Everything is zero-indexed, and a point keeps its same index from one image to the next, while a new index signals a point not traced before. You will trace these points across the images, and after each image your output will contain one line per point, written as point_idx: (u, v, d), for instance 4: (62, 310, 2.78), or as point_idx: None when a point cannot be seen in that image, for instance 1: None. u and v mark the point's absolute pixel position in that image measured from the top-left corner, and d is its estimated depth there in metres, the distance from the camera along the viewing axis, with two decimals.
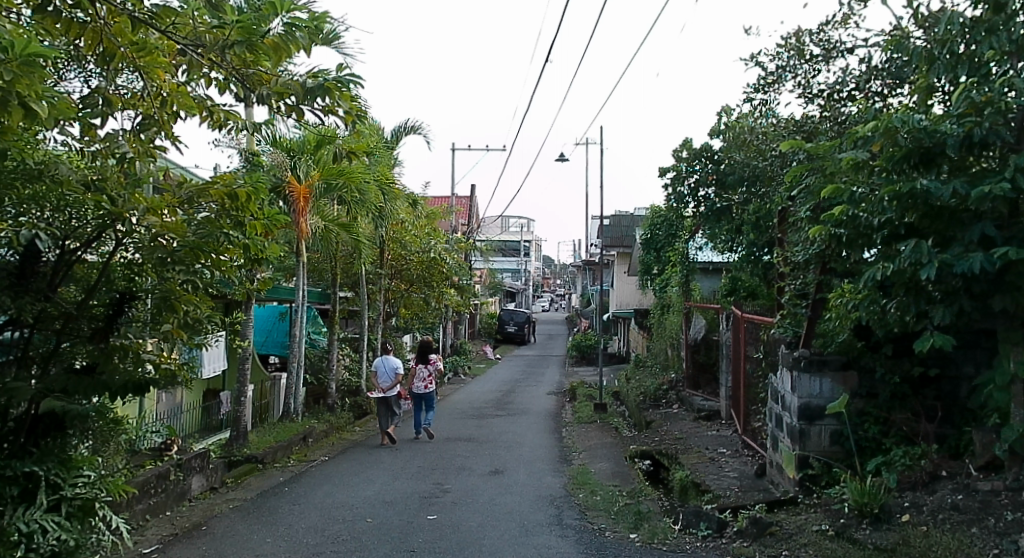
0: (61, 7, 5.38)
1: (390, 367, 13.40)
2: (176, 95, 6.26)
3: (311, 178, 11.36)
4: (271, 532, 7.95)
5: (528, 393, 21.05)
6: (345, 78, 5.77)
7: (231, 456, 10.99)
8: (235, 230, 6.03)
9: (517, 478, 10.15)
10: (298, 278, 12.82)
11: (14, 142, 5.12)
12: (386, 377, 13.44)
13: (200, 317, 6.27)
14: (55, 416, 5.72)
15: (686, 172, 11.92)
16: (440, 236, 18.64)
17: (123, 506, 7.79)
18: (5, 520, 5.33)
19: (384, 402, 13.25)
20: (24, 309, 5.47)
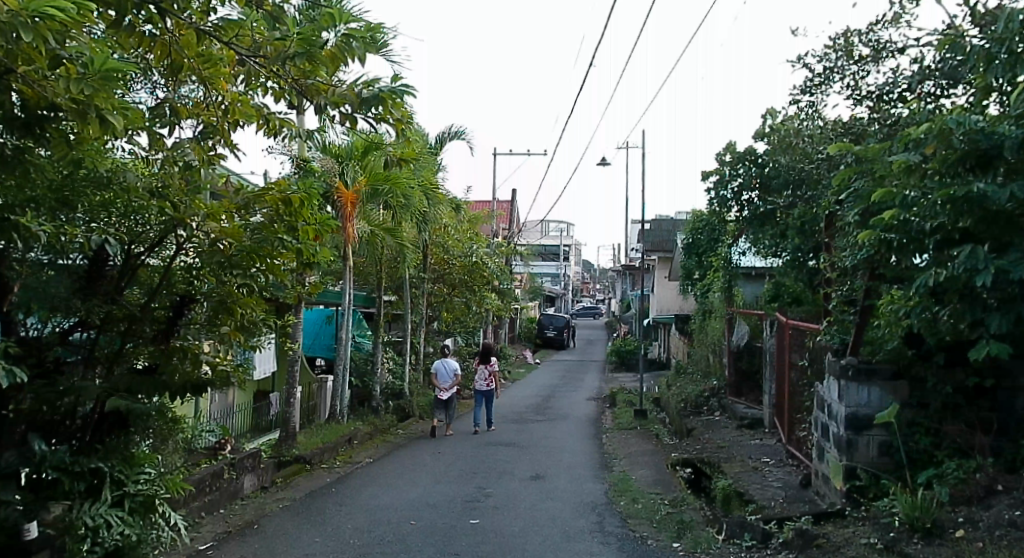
0: (133, 20, 5.57)
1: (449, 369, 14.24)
2: (236, 104, 6.49)
3: (358, 183, 11.62)
4: (319, 532, 8.11)
5: (568, 398, 21.08)
6: (399, 88, 5.86)
7: (281, 456, 11.22)
8: (288, 235, 6.13)
9: (558, 484, 10.20)
10: (345, 281, 13.00)
11: (88, 151, 5.32)
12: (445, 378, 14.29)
13: (257, 319, 6.51)
14: (121, 415, 5.90)
15: (730, 176, 11.74)
16: (482, 240, 18.76)
17: (181, 503, 8.08)
18: (74, 514, 5.60)
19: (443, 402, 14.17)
20: (92, 312, 5.69)
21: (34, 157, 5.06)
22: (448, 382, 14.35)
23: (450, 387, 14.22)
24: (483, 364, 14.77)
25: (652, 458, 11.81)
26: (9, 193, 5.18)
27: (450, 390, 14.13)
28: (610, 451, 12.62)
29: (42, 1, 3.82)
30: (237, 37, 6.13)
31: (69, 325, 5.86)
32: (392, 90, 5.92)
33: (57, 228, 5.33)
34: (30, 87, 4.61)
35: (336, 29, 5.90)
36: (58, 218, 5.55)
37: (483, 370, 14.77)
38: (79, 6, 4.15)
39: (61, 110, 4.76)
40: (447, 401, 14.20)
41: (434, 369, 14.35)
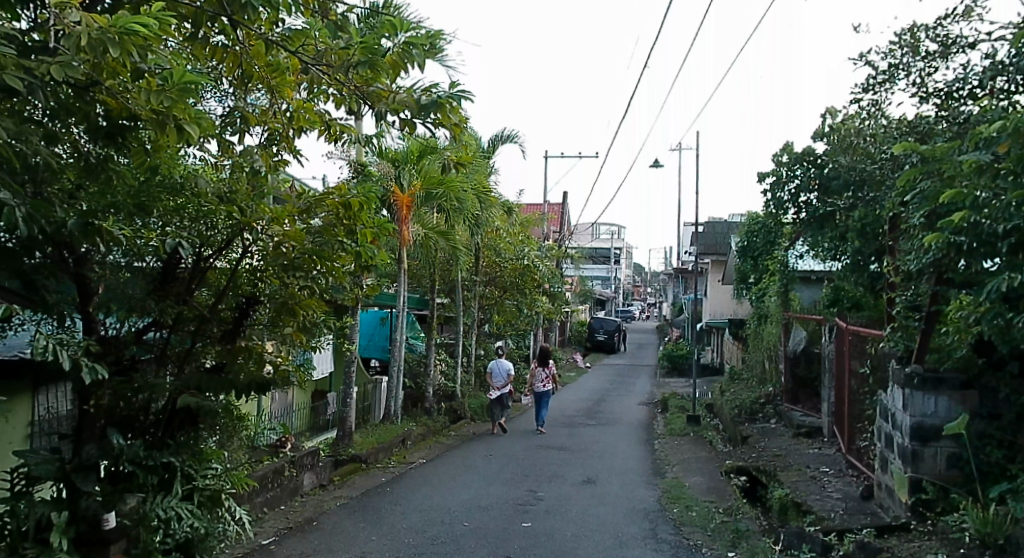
0: (206, 33, 5.82)
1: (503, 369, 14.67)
2: (301, 111, 6.65)
3: (413, 187, 11.80)
4: (376, 530, 8.30)
5: (619, 402, 20.98)
6: (457, 94, 5.91)
7: (338, 455, 11.47)
8: (348, 238, 6.25)
9: (610, 489, 10.22)
10: (399, 283, 13.20)
11: (164, 158, 5.59)
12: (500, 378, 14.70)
13: (317, 321, 6.70)
14: (191, 411, 6.11)
15: (787, 177, 11.54)
16: (533, 242, 18.82)
17: (245, 499, 8.36)
18: (147, 506, 5.78)
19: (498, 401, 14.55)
20: (165, 312, 5.87)
21: (112, 163, 5.22)
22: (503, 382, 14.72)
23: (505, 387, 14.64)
24: (540, 366, 15.22)
25: (706, 465, 11.73)
26: (93, 198, 5.33)
27: (505, 390, 14.53)
28: (663, 458, 12.54)
29: (128, 17, 3.93)
30: (300, 44, 6.17)
31: (144, 325, 6.08)
32: (451, 96, 6.02)
33: (135, 230, 5.62)
34: (112, 98, 4.85)
35: (397, 38, 6.07)
36: (134, 221, 5.66)
37: (541, 372, 15.16)
38: (157, 20, 4.30)
39: (140, 121, 5.01)
40: (502, 400, 14.61)
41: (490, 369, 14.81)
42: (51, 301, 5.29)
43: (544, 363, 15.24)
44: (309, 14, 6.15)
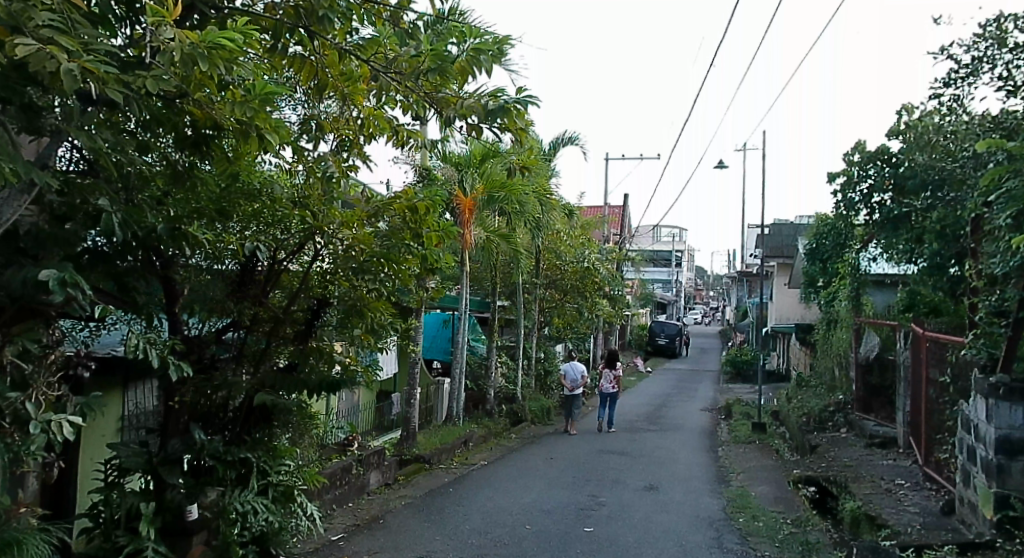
0: (285, 45, 6.03)
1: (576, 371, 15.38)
2: (371, 118, 6.70)
3: (475, 190, 11.88)
4: (440, 530, 8.43)
5: (680, 408, 20.74)
6: (524, 100, 5.69)
7: (403, 455, 11.68)
8: (414, 241, 6.37)
9: (673, 496, 10.15)
10: (462, 286, 13.33)
11: (243, 165, 5.80)
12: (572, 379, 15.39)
13: (386, 323, 6.74)
14: (266, 408, 6.35)
15: (859, 177, 11.41)
16: (594, 245, 18.77)
17: (316, 494, 8.62)
18: (226, 499, 6.03)
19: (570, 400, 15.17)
20: (243, 313, 6.20)
21: (198, 172, 5.53)
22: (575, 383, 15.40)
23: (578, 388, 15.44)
24: (607, 368, 15.39)
25: (773, 474, 11.52)
26: (179, 204, 5.43)
27: (578, 391, 15.34)
28: (728, 466, 12.34)
29: (216, 33, 4.12)
30: (373, 54, 6.37)
31: (222, 325, 6.32)
32: (519, 100, 5.83)
33: (216, 234, 5.86)
34: (198, 108, 5.00)
35: (467, 44, 6.06)
36: (216, 226, 5.77)
37: (609, 373, 15.35)
38: (242, 34, 4.50)
39: (223, 130, 5.24)
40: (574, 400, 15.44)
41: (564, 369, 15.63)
42: (140, 301, 5.50)
43: (612, 364, 15.31)
44: (381, 24, 6.33)
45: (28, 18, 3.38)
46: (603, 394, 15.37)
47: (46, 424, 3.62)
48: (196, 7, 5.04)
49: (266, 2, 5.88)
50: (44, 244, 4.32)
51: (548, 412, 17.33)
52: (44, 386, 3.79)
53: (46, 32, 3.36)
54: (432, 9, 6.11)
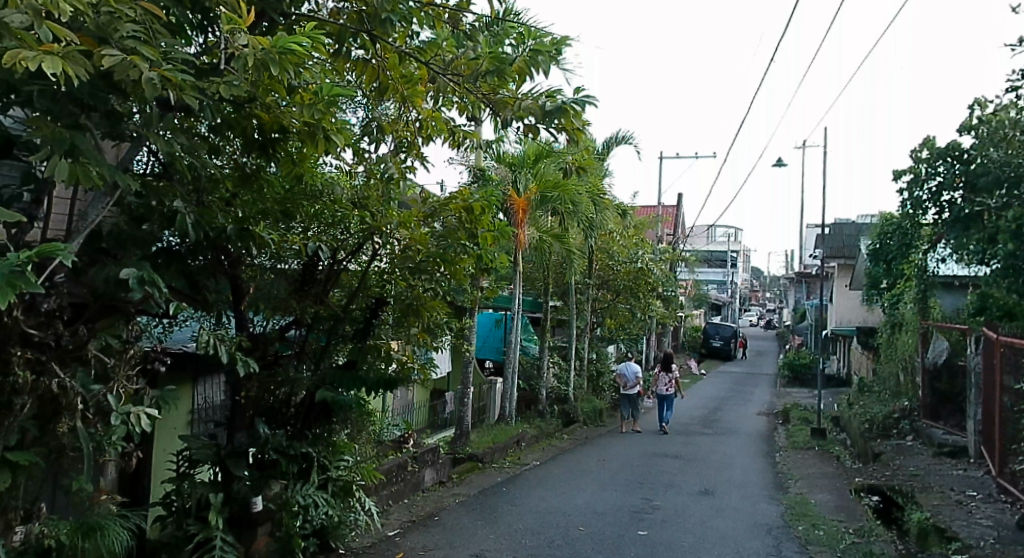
0: (348, 48, 6.18)
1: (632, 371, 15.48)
2: (430, 120, 6.67)
3: (529, 190, 11.86)
4: (494, 529, 8.50)
5: (735, 411, 20.46)
6: (581, 99, 5.63)
7: (457, 453, 11.79)
8: (469, 241, 6.39)
9: (729, 501, 10.03)
10: (515, 287, 13.35)
11: (308, 169, 5.87)
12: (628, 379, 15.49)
13: (441, 322, 6.85)
14: (326, 404, 6.46)
15: (927, 174, 11.11)
16: (648, 245, 18.62)
17: (373, 490, 8.78)
18: (289, 492, 6.22)
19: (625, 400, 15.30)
20: (305, 312, 6.27)
21: (264, 173, 5.69)
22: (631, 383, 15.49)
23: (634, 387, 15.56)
24: (664, 371, 15.38)
25: (833, 481, 11.11)
26: (245, 206, 5.60)
27: (634, 391, 15.46)
28: (786, 472, 12.06)
29: (287, 38, 4.25)
30: (432, 56, 6.39)
31: (285, 323, 6.45)
32: (577, 101, 5.76)
33: (281, 234, 6.02)
34: (266, 112, 5.14)
35: (525, 46, 6.11)
36: (280, 227, 6.04)
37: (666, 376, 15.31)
38: (310, 40, 4.63)
39: (289, 133, 5.37)
40: (630, 399, 15.54)
41: (619, 369, 15.81)
42: (211, 299, 5.73)
43: (668, 367, 15.30)
44: (440, 25, 6.36)
45: (114, 30, 3.57)
46: (660, 395, 15.34)
47: (126, 415, 3.77)
48: (266, 14, 5.19)
49: (331, 7, 6.04)
50: (125, 246, 4.53)
51: (600, 413, 17.25)
52: (125, 379, 3.85)
53: (130, 42, 3.53)
54: (490, 10, 6.16)
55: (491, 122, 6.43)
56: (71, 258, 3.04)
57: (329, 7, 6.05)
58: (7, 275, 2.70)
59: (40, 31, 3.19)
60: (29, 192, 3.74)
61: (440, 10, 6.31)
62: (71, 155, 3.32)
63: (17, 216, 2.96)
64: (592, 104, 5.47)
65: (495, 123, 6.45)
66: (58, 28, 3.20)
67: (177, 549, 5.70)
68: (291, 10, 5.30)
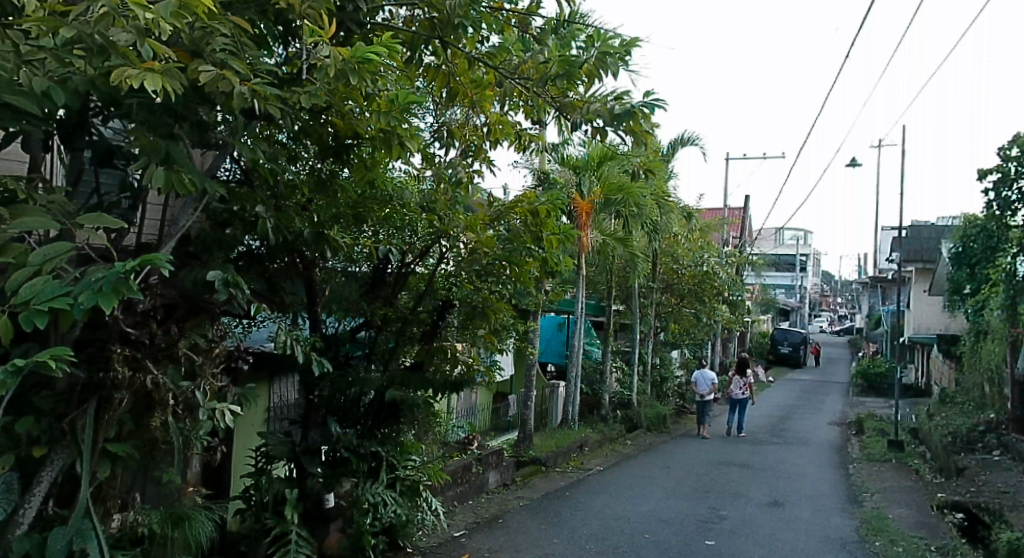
0: (419, 56, 6.33)
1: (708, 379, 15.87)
2: (498, 125, 6.70)
3: (593, 193, 11.78)
4: (558, 533, 8.54)
5: (806, 420, 20.00)
6: (650, 102, 5.58)
7: (520, 456, 11.85)
8: (534, 245, 6.36)
9: (800, 513, 9.81)
10: (578, 290, 13.31)
11: (377, 173, 5.95)
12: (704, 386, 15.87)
13: (507, 323, 6.91)
14: (395, 405, 6.49)
15: (1016, 173, 10.63)
16: (713, 249, 18.34)
17: (439, 491, 8.93)
18: (359, 490, 6.36)
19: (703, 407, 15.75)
20: (375, 313, 6.40)
21: (338, 179, 5.83)
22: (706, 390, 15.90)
23: (710, 394, 15.90)
24: (738, 374, 15.51)
25: (912, 496, 10.75)
26: (321, 210, 5.84)
27: (709, 397, 15.83)
28: (861, 485, 11.69)
29: (366, 47, 4.37)
30: (501, 61, 6.43)
31: (355, 325, 6.55)
32: (646, 104, 5.75)
33: (352, 238, 6.17)
34: (341, 120, 5.33)
35: (596, 47, 5.99)
36: (353, 230, 6.15)
37: (741, 380, 15.54)
38: (387, 49, 4.74)
39: (363, 138, 5.54)
40: (706, 404, 15.91)
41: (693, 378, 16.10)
42: (287, 300, 5.94)
43: (743, 372, 15.43)
44: (508, 31, 6.29)
45: (206, 44, 3.76)
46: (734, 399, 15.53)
47: (212, 411, 4.07)
48: (344, 24, 5.37)
49: (405, 16, 6.20)
50: (210, 250, 4.82)
51: (664, 419, 17.06)
52: (210, 376, 4.10)
53: (221, 56, 3.72)
54: (559, 12, 6.17)
55: (557, 123, 6.48)
56: (170, 265, 3.09)
57: (403, 16, 6.22)
58: (111, 282, 2.84)
59: (142, 48, 3.39)
60: (127, 199, 3.98)
61: (509, 14, 6.21)
62: (165, 163, 3.54)
63: (119, 225, 3.16)
64: (662, 107, 5.45)
65: (561, 124, 6.52)
66: (158, 46, 3.39)
67: (256, 541, 5.93)
68: (367, 19, 5.45)
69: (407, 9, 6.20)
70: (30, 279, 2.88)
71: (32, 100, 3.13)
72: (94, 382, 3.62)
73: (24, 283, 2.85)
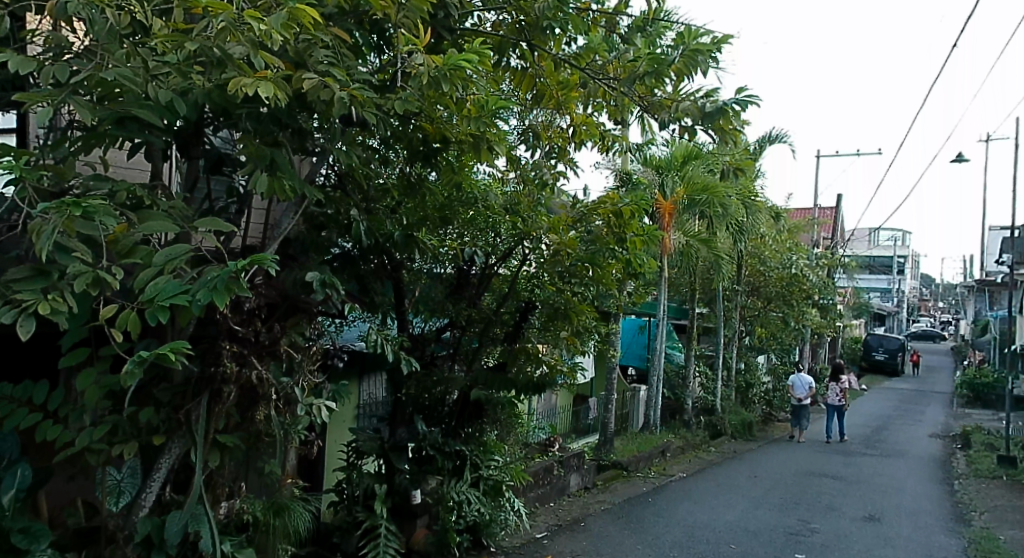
0: (506, 58, 6.41)
1: (804, 383, 15.85)
2: (583, 126, 6.71)
3: (676, 194, 11.64)
4: (641, 539, 8.51)
5: (902, 432, 19.24)
6: (742, 98, 5.48)
7: (601, 459, 11.87)
8: (617, 246, 6.31)
9: (899, 530, 9.46)
10: (661, 293, 13.18)
11: (463, 176, 6.07)
12: (801, 390, 15.88)
13: (590, 325, 6.88)
14: (478, 403, 6.61)
15: None
16: (803, 250, 17.85)
17: (522, 492, 9.03)
18: (444, 488, 6.46)
19: (799, 411, 15.71)
20: (460, 313, 6.53)
21: (426, 182, 5.97)
22: (803, 393, 15.92)
23: (806, 399, 15.83)
24: (834, 381, 15.49)
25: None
26: (409, 213, 5.97)
27: (806, 403, 15.76)
28: (968, 503, 11.17)
29: (457, 55, 4.46)
30: (587, 62, 6.43)
31: (440, 325, 6.69)
32: (737, 102, 5.66)
33: (439, 241, 6.30)
34: (431, 125, 5.45)
35: (684, 45, 5.93)
36: (439, 232, 6.27)
37: (837, 387, 15.59)
38: (477, 54, 4.82)
39: (449, 143, 5.66)
40: (803, 410, 15.74)
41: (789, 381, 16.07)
42: (377, 301, 6.12)
43: (839, 378, 15.36)
44: (595, 31, 6.31)
45: (309, 55, 3.94)
46: (831, 406, 15.49)
47: (310, 406, 4.25)
48: (436, 30, 5.52)
49: (493, 20, 6.26)
50: (308, 251, 5.04)
51: (749, 426, 16.72)
52: (307, 372, 4.28)
53: (323, 66, 3.89)
54: (647, 10, 6.15)
55: (641, 122, 6.45)
56: (277, 266, 3.25)
57: (491, 20, 6.29)
58: (224, 280, 3.04)
59: (254, 60, 3.58)
60: (234, 204, 4.23)
61: (597, 15, 6.27)
62: (269, 170, 3.73)
63: (231, 228, 3.40)
64: (755, 103, 5.35)
65: (645, 123, 6.49)
66: (269, 57, 3.58)
67: (347, 533, 6.15)
68: (457, 25, 5.59)
69: (495, 13, 6.29)
70: (155, 278, 3.10)
71: (156, 112, 3.40)
72: (206, 375, 3.84)
73: (150, 282, 3.06)
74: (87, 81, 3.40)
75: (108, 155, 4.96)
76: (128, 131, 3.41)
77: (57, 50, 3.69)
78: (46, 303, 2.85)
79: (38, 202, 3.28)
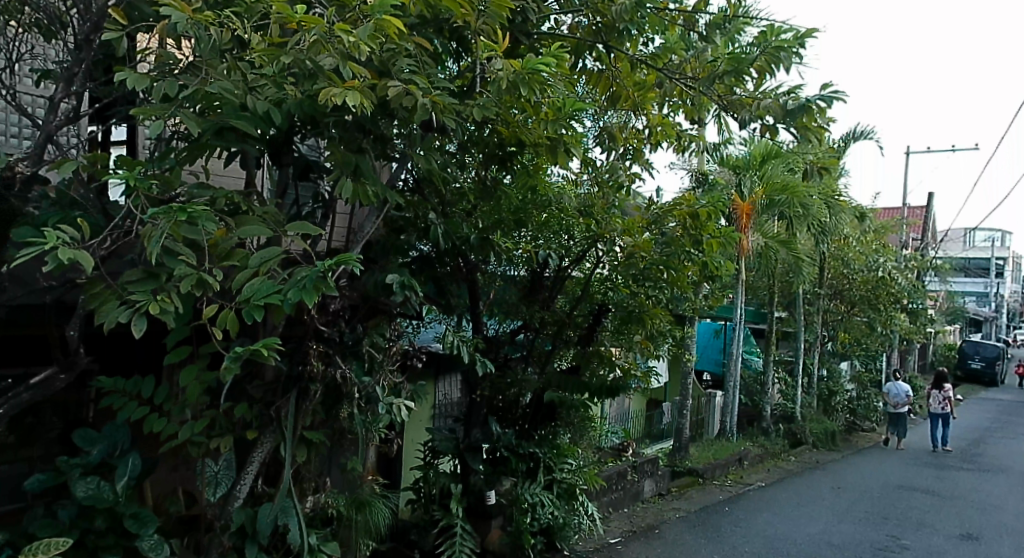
0: (583, 59, 6.43)
1: (901, 391, 15.38)
2: (658, 126, 6.65)
3: (755, 194, 11.41)
4: (716, 548, 8.42)
5: (998, 445, 18.34)
6: (827, 94, 5.38)
7: (676, 465, 11.74)
8: (693, 248, 6.26)
9: (999, 549, 9.05)
10: (739, 295, 12.95)
11: (539, 179, 6.12)
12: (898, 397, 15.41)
13: (664, 329, 6.83)
14: (551, 406, 6.65)
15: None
16: (890, 252, 17.24)
17: (596, 497, 9.03)
18: (518, 489, 6.51)
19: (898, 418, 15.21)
20: (534, 316, 6.53)
21: (502, 185, 6.01)
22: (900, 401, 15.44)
23: (903, 407, 15.32)
24: (938, 388, 15.04)
25: None
26: (485, 216, 6.03)
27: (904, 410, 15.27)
28: None
29: (535, 59, 4.52)
30: (664, 61, 6.38)
31: (514, 327, 6.73)
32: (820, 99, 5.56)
33: (514, 243, 6.34)
34: (506, 128, 5.51)
35: (766, 42, 5.84)
36: (513, 235, 6.33)
37: (940, 395, 15.14)
38: (556, 58, 4.87)
39: (525, 147, 5.72)
40: (901, 418, 15.24)
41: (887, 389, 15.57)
42: (453, 303, 6.20)
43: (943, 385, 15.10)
44: (672, 30, 6.28)
45: (393, 64, 4.05)
46: (936, 414, 15.05)
47: (390, 405, 4.28)
48: (513, 35, 5.60)
49: (571, 22, 6.29)
50: (387, 253, 5.17)
51: (831, 435, 16.26)
52: (388, 373, 4.35)
53: (406, 74, 4.00)
54: (726, 6, 6.09)
55: (718, 121, 6.39)
56: (361, 265, 3.33)
57: (568, 23, 6.33)
58: (312, 280, 3.16)
59: (343, 70, 3.70)
60: (320, 209, 4.39)
61: (675, 14, 6.23)
62: (353, 176, 3.88)
63: (319, 231, 3.50)
64: (841, 99, 5.24)
65: (723, 122, 6.43)
66: (357, 66, 3.70)
67: (425, 531, 6.27)
68: (534, 29, 5.65)
69: (572, 16, 6.30)
70: (250, 279, 3.24)
71: (252, 122, 3.56)
72: (294, 374, 3.98)
73: (246, 283, 3.20)
74: (193, 95, 3.60)
75: (208, 163, 5.22)
76: (227, 141, 3.58)
77: (166, 66, 3.89)
78: (155, 303, 3.03)
79: (148, 209, 3.49)
